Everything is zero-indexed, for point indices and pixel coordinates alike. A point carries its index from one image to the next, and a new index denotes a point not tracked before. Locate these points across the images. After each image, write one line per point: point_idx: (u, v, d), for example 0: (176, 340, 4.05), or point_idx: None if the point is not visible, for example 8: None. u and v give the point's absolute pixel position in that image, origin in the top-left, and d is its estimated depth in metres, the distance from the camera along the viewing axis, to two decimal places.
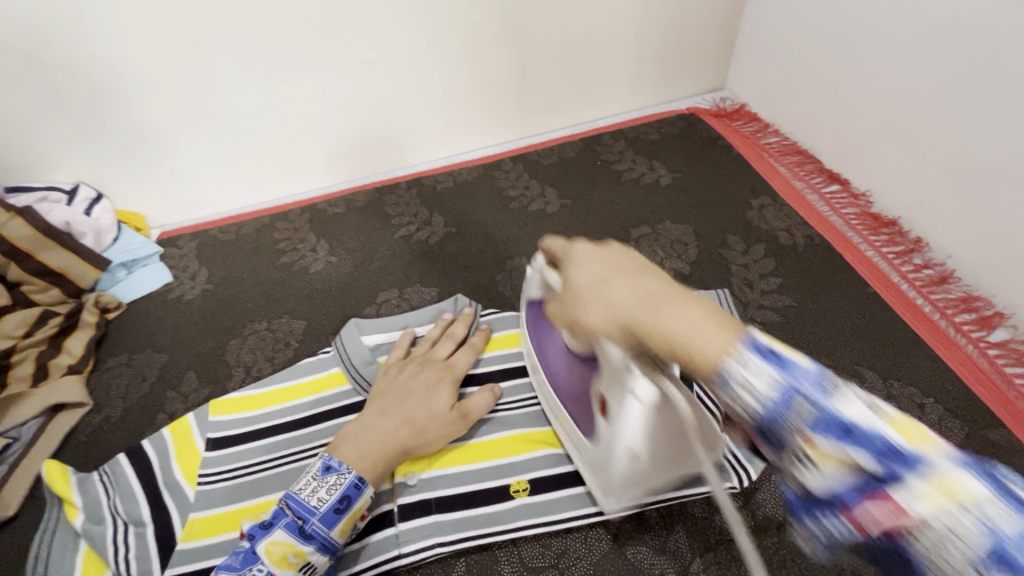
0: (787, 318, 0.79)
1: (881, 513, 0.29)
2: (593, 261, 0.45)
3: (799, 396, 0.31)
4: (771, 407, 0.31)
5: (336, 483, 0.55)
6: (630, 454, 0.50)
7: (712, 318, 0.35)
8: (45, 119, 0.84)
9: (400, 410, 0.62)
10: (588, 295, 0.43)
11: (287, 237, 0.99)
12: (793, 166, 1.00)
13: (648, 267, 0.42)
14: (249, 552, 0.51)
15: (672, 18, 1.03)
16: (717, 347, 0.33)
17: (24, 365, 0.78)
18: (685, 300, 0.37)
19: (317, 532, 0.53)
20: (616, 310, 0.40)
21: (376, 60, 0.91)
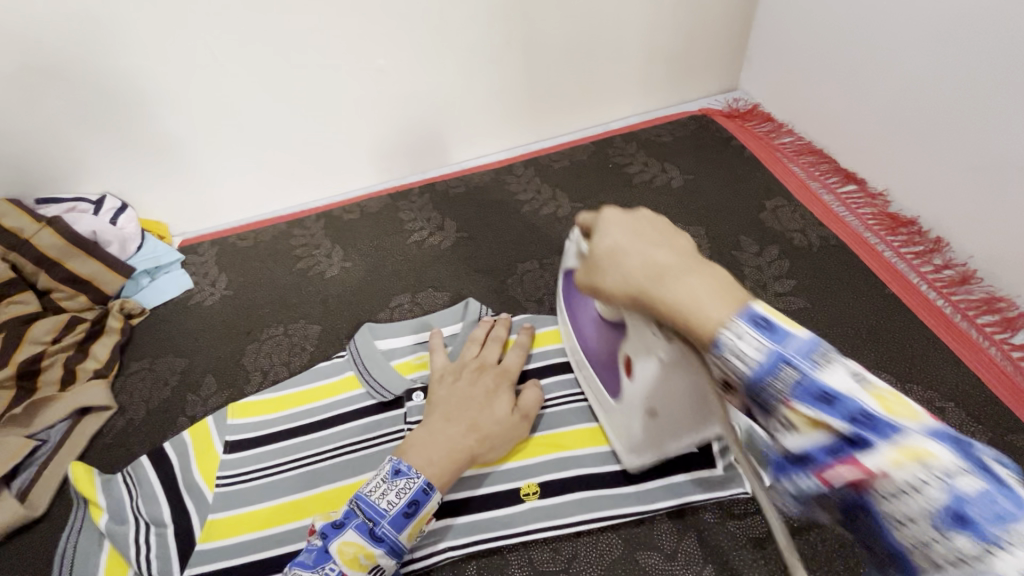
0: (802, 320, 0.78)
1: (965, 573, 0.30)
2: (620, 227, 0.46)
3: (860, 455, 0.32)
4: (820, 455, 0.34)
5: (405, 487, 0.55)
6: None
7: (721, 296, 0.38)
8: (73, 132, 0.87)
9: (464, 416, 0.62)
10: (608, 267, 0.45)
11: (303, 243, 1.01)
12: (808, 166, 0.99)
13: (668, 239, 0.44)
14: (322, 550, 0.53)
15: (684, 18, 1.02)
16: (720, 319, 0.37)
17: (53, 370, 0.81)
18: (693, 275, 0.40)
19: (386, 534, 0.54)
20: (632, 283, 0.43)
21: (388, 67, 0.93)
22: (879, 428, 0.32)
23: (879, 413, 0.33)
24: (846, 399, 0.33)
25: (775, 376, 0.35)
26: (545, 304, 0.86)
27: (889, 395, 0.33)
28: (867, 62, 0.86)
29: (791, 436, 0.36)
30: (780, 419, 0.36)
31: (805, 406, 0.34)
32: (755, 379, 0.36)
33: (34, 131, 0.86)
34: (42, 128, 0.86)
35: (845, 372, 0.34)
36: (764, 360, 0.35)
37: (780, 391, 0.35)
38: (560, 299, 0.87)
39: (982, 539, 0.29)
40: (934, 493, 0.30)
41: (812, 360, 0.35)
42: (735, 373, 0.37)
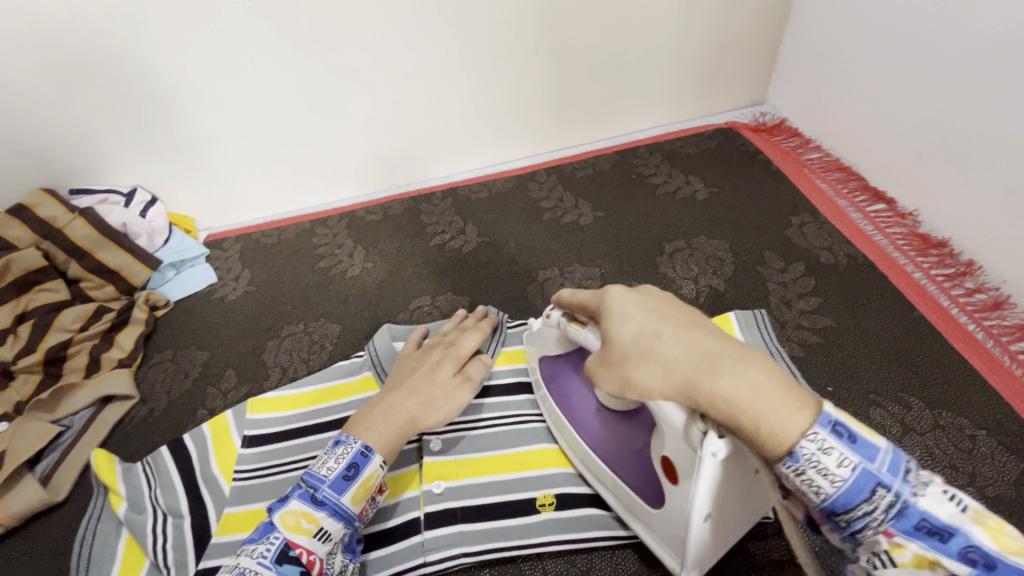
0: (827, 340, 0.76)
1: None
2: (637, 312, 0.45)
3: (877, 487, 0.36)
4: (846, 492, 0.36)
5: (343, 453, 0.56)
6: (704, 518, 0.48)
7: (787, 396, 0.38)
8: (109, 125, 0.90)
9: (404, 386, 0.63)
10: (640, 356, 0.43)
11: (326, 243, 1.02)
12: (835, 183, 0.98)
13: (695, 322, 0.44)
14: (266, 524, 0.51)
15: (715, 30, 1.02)
16: (794, 426, 0.37)
17: (79, 357, 0.83)
18: (747, 364, 0.39)
19: (329, 497, 0.53)
20: (676, 372, 0.41)
21: (417, 72, 0.94)
22: (1000, 573, 0.34)
23: (991, 551, 0.34)
24: (872, 453, 0.36)
25: (814, 442, 0.36)
26: None
27: (993, 523, 0.35)
28: (901, 79, 0.84)
29: (891, 567, 0.37)
30: (877, 549, 0.37)
31: (913, 541, 0.36)
32: (842, 503, 0.37)
33: (72, 124, 0.88)
34: (76, 118, 0.88)
35: (944, 498, 0.35)
36: (811, 433, 0.36)
37: (819, 457, 0.36)
38: None
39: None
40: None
41: (908, 484, 0.35)
42: (814, 490, 0.37)
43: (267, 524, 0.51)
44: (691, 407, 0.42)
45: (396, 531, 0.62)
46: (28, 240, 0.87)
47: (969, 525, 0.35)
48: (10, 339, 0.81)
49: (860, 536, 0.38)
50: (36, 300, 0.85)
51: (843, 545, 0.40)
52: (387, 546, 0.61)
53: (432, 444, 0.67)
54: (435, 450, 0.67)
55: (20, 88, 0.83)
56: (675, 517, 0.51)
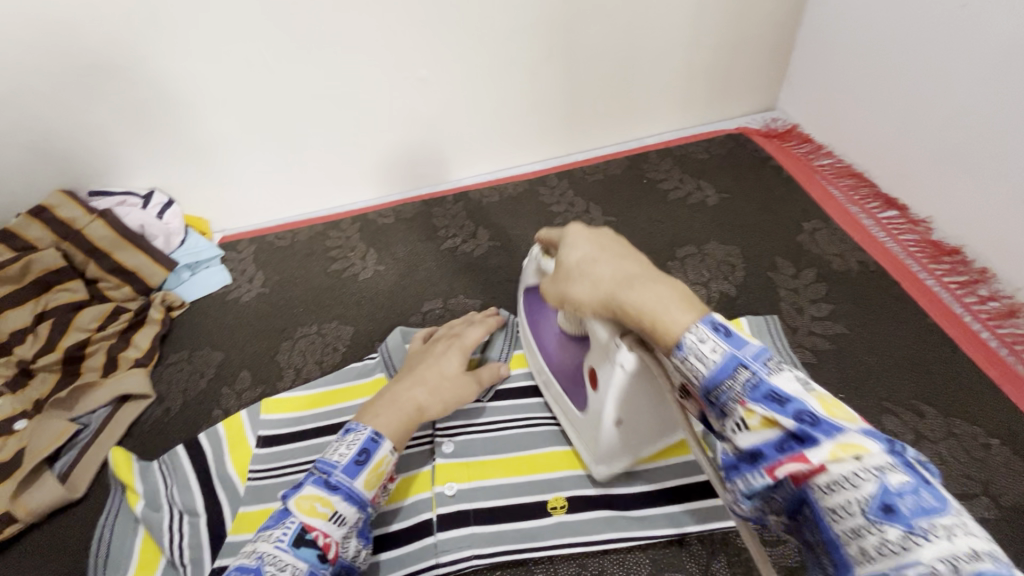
0: (839, 347, 0.76)
1: (794, 466, 0.35)
2: (583, 242, 0.53)
3: (740, 366, 0.39)
4: (716, 372, 0.39)
5: (354, 440, 0.56)
6: (614, 423, 0.57)
7: (684, 303, 0.43)
8: (129, 129, 0.91)
9: (412, 374, 0.65)
10: (578, 274, 0.51)
11: (338, 246, 1.03)
12: (847, 189, 0.97)
13: (631, 251, 0.51)
14: (280, 510, 0.51)
15: (726, 36, 1.02)
16: (682, 323, 0.42)
17: (96, 356, 0.84)
18: (660, 282, 0.46)
19: (342, 482, 0.53)
20: (603, 288, 0.49)
21: (430, 77, 0.95)
22: (822, 426, 0.35)
23: (823, 415, 0.35)
24: (794, 399, 0.36)
25: (731, 377, 0.39)
26: None
27: (829, 400, 0.37)
28: (914, 86, 0.84)
29: (745, 433, 0.38)
30: (735, 418, 0.39)
31: (759, 406, 0.37)
32: (712, 379, 0.40)
33: (93, 128, 0.90)
34: (96, 122, 0.90)
35: (793, 379, 0.38)
36: (721, 362, 0.39)
37: (736, 391, 0.39)
38: None
39: (908, 530, 0.30)
40: (865, 486, 0.32)
41: (765, 365, 0.38)
42: (695, 373, 0.41)
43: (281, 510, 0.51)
44: (616, 320, 0.50)
45: (409, 532, 0.63)
46: (48, 241, 0.89)
47: (809, 398, 0.37)
48: (30, 338, 0.83)
49: (726, 410, 0.40)
50: (55, 300, 0.86)
51: (719, 433, 0.42)
52: (399, 547, 0.62)
53: (445, 447, 0.68)
54: (447, 453, 0.68)
55: (43, 92, 0.85)
56: (594, 423, 0.59)
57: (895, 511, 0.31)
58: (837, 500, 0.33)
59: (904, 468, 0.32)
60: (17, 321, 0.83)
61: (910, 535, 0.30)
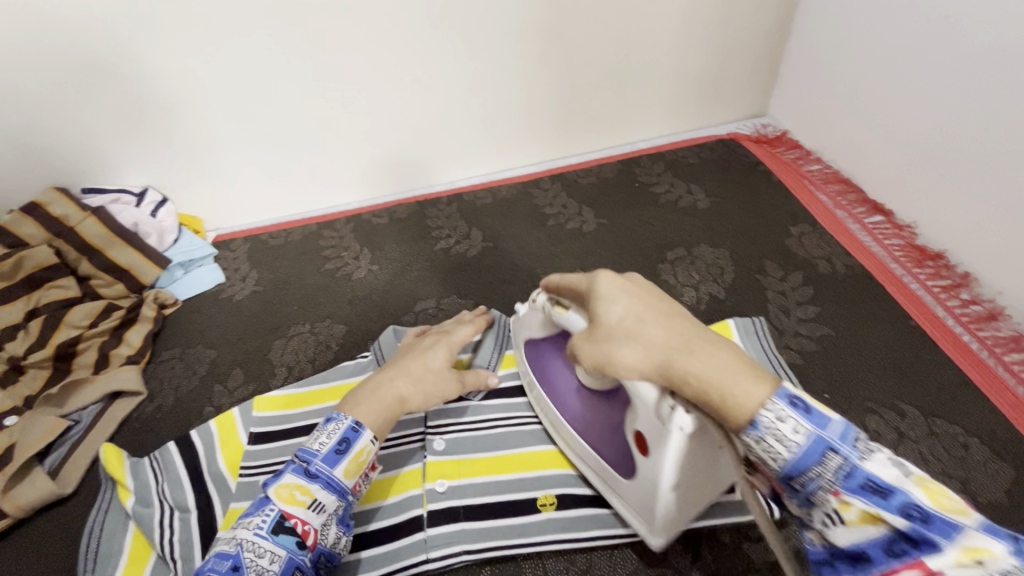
0: (824, 348, 0.78)
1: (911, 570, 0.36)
2: (621, 297, 0.49)
3: (830, 451, 0.38)
4: (802, 459, 0.39)
5: (335, 429, 0.56)
6: (671, 488, 0.52)
7: (753, 372, 0.41)
8: (123, 126, 0.91)
9: (397, 366, 0.64)
10: (625, 336, 0.47)
11: (332, 245, 1.04)
12: (834, 195, 0.99)
13: (675, 308, 0.48)
14: (261, 496, 0.52)
15: (718, 43, 1.04)
16: (757, 396, 0.40)
17: (87, 354, 0.84)
18: (717, 348, 0.44)
19: (321, 471, 0.54)
20: (657, 352, 0.46)
21: (425, 79, 0.96)
22: (936, 525, 0.35)
23: (931, 509, 0.36)
24: (897, 491, 0.37)
25: (822, 464, 0.38)
26: None
27: (933, 486, 0.37)
28: (900, 93, 0.86)
29: (841, 528, 0.39)
30: (827, 511, 0.39)
31: (857, 500, 0.38)
32: (799, 466, 0.39)
33: (87, 125, 0.90)
34: (90, 119, 0.90)
35: (888, 463, 0.38)
36: (806, 445, 0.39)
37: (828, 480, 0.38)
38: None
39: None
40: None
41: (855, 450, 0.38)
42: (774, 456, 0.40)
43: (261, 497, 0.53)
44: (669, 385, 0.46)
45: (399, 528, 0.63)
46: (41, 238, 0.89)
47: (911, 487, 0.37)
48: (20, 335, 0.83)
49: (814, 499, 0.40)
50: (47, 297, 0.86)
51: (804, 519, 0.42)
52: (389, 543, 0.62)
53: (435, 444, 0.69)
54: (438, 450, 0.69)
55: (37, 89, 0.85)
56: (647, 488, 0.55)
57: None
58: None
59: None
60: (8, 318, 0.83)
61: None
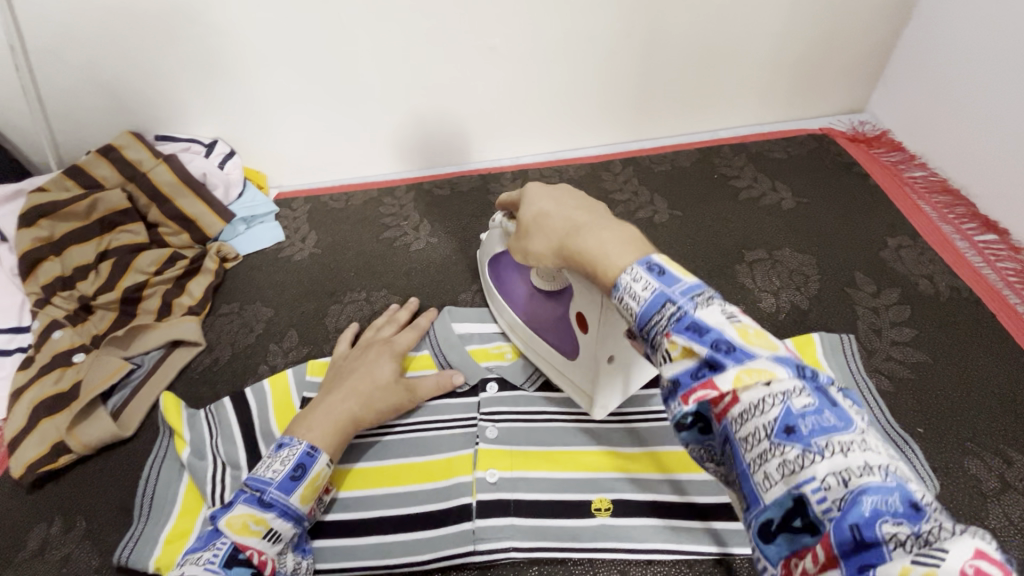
0: (921, 377, 0.70)
1: (704, 392, 0.35)
2: (541, 197, 0.54)
3: (668, 301, 0.39)
4: (647, 309, 0.40)
5: (289, 455, 0.58)
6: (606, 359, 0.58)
7: (628, 245, 0.44)
8: (196, 75, 0.91)
9: (346, 385, 0.66)
10: (535, 229, 0.53)
11: (392, 213, 1.02)
12: (940, 206, 0.90)
13: (585, 203, 0.51)
14: (210, 531, 0.53)
15: (823, 26, 0.94)
16: (620, 266, 0.43)
17: (152, 300, 0.85)
18: (604, 229, 0.47)
19: (278, 499, 0.55)
20: (556, 237, 0.50)
21: (502, 47, 0.90)
22: (735, 354, 0.36)
23: (739, 344, 0.36)
24: (713, 330, 0.37)
25: (659, 312, 0.39)
26: None
27: (752, 330, 0.38)
28: None
29: (668, 365, 0.38)
30: (661, 352, 0.39)
31: (681, 337, 0.38)
32: (643, 316, 0.40)
33: (162, 70, 0.90)
34: (165, 65, 0.89)
35: (720, 312, 0.38)
36: (650, 299, 0.40)
37: (664, 326, 0.39)
38: None
39: (805, 447, 0.32)
40: (772, 411, 0.34)
41: (692, 300, 0.39)
42: (629, 312, 0.41)
43: (210, 531, 0.54)
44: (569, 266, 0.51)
45: (448, 515, 0.62)
46: (115, 181, 0.91)
47: (728, 328, 0.37)
48: (91, 275, 0.85)
49: (654, 345, 0.40)
50: (117, 241, 0.88)
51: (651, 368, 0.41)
52: (437, 530, 0.61)
53: (488, 432, 0.67)
54: (491, 438, 0.66)
55: (116, 31, 0.85)
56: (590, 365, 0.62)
57: (798, 434, 0.33)
58: (752, 429, 0.34)
59: (813, 394, 0.34)
60: (81, 258, 0.85)
61: (807, 452, 0.32)
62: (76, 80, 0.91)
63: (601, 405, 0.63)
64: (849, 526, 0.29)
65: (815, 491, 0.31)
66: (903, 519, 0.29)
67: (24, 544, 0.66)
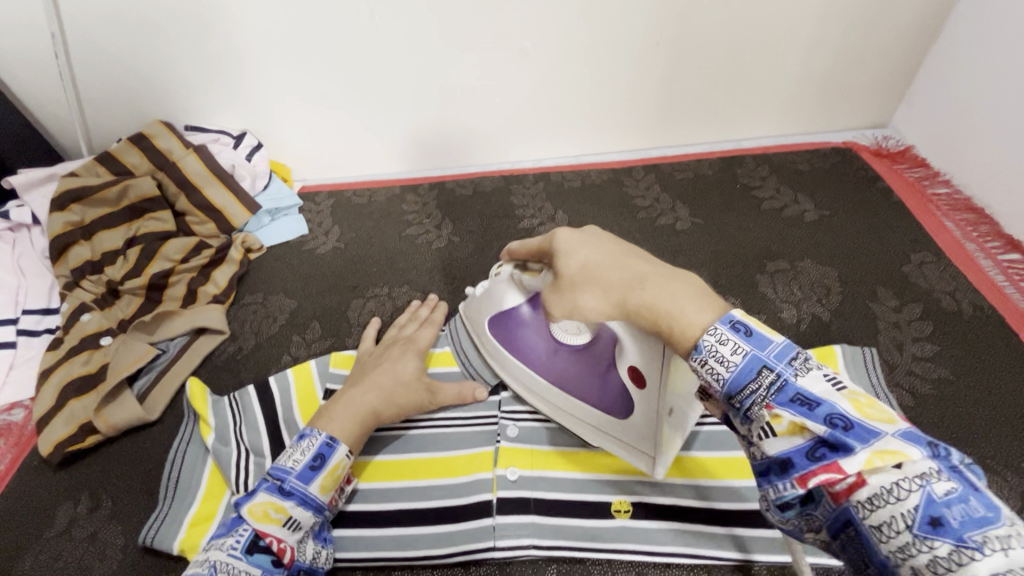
0: (942, 393, 0.70)
1: (825, 476, 0.34)
2: (581, 248, 0.50)
3: (763, 368, 0.38)
4: (738, 376, 0.39)
5: (309, 445, 0.58)
6: (667, 411, 0.54)
7: (698, 298, 0.43)
8: (229, 67, 0.92)
9: (369, 379, 0.66)
10: (584, 282, 0.49)
11: (415, 211, 1.03)
12: (964, 224, 0.90)
13: (632, 250, 0.49)
14: (233, 519, 0.54)
15: (851, 41, 0.94)
16: (701, 323, 0.41)
17: (178, 287, 0.86)
18: (668, 280, 0.44)
19: (296, 488, 0.56)
20: (613, 292, 0.46)
21: (532, 50, 0.91)
22: (855, 432, 0.35)
23: (855, 419, 0.35)
24: (824, 403, 0.36)
25: (755, 380, 0.38)
26: None
27: (864, 401, 0.37)
28: None
29: (773, 440, 0.37)
30: (760, 424, 0.38)
31: (786, 411, 0.37)
32: (734, 383, 0.39)
33: (196, 61, 0.91)
34: (199, 56, 0.91)
35: (822, 379, 0.38)
36: (742, 364, 0.38)
37: (762, 396, 0.38)
38: None
39: (957, 541, 0.30)
40: (910, 498, 0.32)
41: (791, 366, 0.38)
42: (714, 377, 0.40)
43: (233, 518, 0.55)
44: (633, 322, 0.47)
45: (468, 511, 0.63)
46: (145, 169, 0.92)
47: (840, 401, 0.36)
48: (119, 260, 0.86)
49: (750, 417, 0.39)
50: (146, 227, 0.90)
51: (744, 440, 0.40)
52: (456, 524, 0.62)
53: (509, 430, 0.68)
54: (512, 437, 0.68)
55: (154, 22, 0.86)
56: (648, 419, 0.56)
57: (944, 526, 0.31)
58: (886, 519, 0.32)
59: (950, 475, 0.32)
60: (110, 243, 0.87)
61: (960, 547, 0.30)
62: (112, 69, 0.92)
63: (662, 463, 0.59)
64: None
65: None
66: None
67: (52, 520, 0.67)
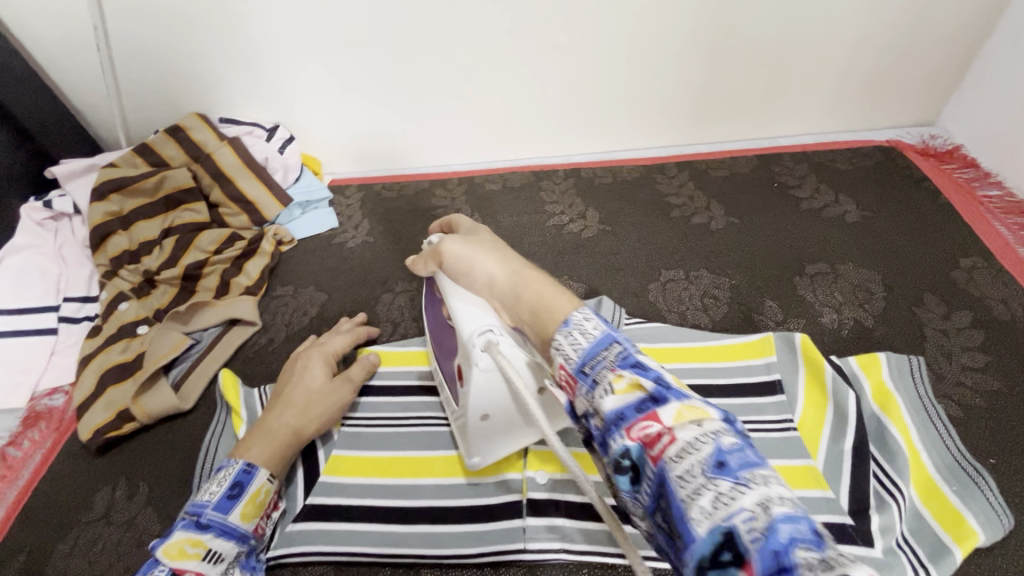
0: (995, 406, 0.67)
1: (648, 426, 0.33)
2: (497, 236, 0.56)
3: (615, 342, 0.38)
4: (593, 349, 0.38)
5: (224, 476, 0.58)
6: (480, 414, 0.59)
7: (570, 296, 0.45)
8: (263, 60, 0.92)
9: (279, 397, 0.66)
10: (491, 249, 0.53)
11: (444, 205, 1.02)
12: (1017, 228, 0.86)
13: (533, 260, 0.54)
14: (149, 560, 0.53)
15: (899, 35, 0.90)
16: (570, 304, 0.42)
17: (211, 278, 0.87)
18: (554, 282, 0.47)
19: (214, 520, 0.55)
20: (511, 264, 0.50)
21: (567, 43, 0.90)
22: (675, 391, 0.34)
23: (674, 386, 0.35)
24: (654, 369, 0.36)
25: (607, 349, 0.38)
26: (690, 319, 0.80)
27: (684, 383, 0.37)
28: None
29: (608, 400, 0.35)
30: (602, 386, 0.36)
31: (626, 372, 0.36)
32: (588, 353, 0.38)
33: (231, 53, 0.92)
34: (234, 49, 0.91)
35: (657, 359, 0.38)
36: (596, 339, 0.38)
37: (609, 362, 0.37)
38: (702, 316, 0.81)
39: (735, 482, 0.29)
40: (705, 447, 0.31)
41: (636, 346, 0.38)
42: (573, 348, 0.39)
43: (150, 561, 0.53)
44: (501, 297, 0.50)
45: (500, 511, 0.64)
46: (181, 160, 0.94)
47: (664, 373, 0.36)
48: (156, 250, 0.88)
49: (593, 383, 0.37)
50: (181, 219, 0.91)
51: (583, 414, 0.38)
52: (488, 525, 0.63)
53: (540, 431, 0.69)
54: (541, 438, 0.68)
55: (191, 15, 0.87)
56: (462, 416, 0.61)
57: (728, 469, 0.30)
58: (685, 468, 0.31)
59: (738, 436, 0.32)
60: (146, 233, 0.88)
61: (737, 485, 0.29)
62: (151, 63, 0.94)
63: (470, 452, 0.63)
64: (771, 561, 0.26)
65: (743, 520, 0.28)
66: (812, 547, 0.26)
67: (91, 504, 0.69)
